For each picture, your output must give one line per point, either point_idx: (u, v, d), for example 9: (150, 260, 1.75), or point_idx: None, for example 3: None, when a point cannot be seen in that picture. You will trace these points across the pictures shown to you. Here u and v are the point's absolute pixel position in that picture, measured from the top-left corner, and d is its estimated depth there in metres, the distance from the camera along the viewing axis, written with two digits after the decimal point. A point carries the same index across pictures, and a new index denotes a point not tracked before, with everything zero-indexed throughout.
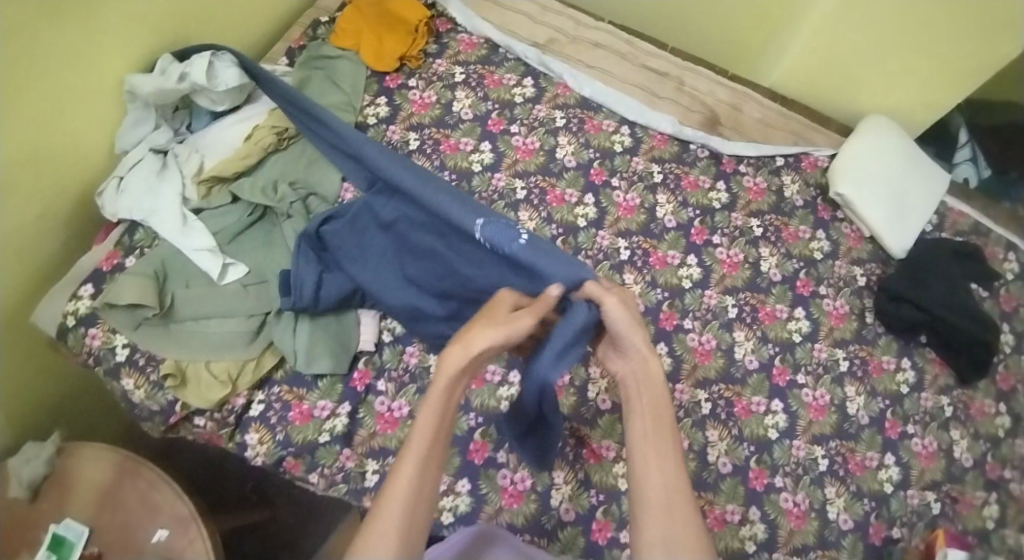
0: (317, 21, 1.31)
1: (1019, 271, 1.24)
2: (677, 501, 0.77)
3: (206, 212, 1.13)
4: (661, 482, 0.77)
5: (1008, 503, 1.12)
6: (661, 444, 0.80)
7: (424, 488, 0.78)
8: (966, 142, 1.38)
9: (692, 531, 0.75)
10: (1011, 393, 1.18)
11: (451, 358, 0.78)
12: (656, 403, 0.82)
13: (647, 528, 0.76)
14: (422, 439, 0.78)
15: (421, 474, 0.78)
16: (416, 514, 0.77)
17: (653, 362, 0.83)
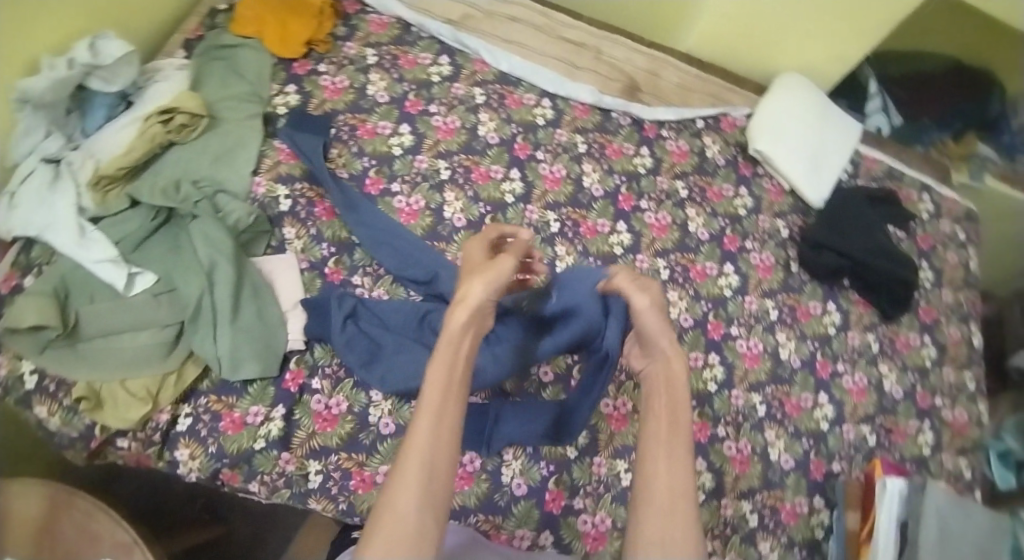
0: (215, 9, 1.24)
1: (933, 211, 1.35)
2: (678, 503, 0.82)
3: (105, 220, 1.03)
4: (668, 481, 0.83)
5: (941, 430, 1.19)
6: (672, 446, 0.86)
7: (439, 454, 0.78)
8: (877, 92, 1.46)
9: (689, 532, 0.81)
10: (935, 325, 1.26)
11: (458, 314, 0.85)
12: (671, 407, 0.90)
13: (647, 521, 0.82)
14: (434, 402, 0.80)
15: (437, 441, 0.79)
16: (431, 480, 0.77)
17: (678, 371, 0.92)
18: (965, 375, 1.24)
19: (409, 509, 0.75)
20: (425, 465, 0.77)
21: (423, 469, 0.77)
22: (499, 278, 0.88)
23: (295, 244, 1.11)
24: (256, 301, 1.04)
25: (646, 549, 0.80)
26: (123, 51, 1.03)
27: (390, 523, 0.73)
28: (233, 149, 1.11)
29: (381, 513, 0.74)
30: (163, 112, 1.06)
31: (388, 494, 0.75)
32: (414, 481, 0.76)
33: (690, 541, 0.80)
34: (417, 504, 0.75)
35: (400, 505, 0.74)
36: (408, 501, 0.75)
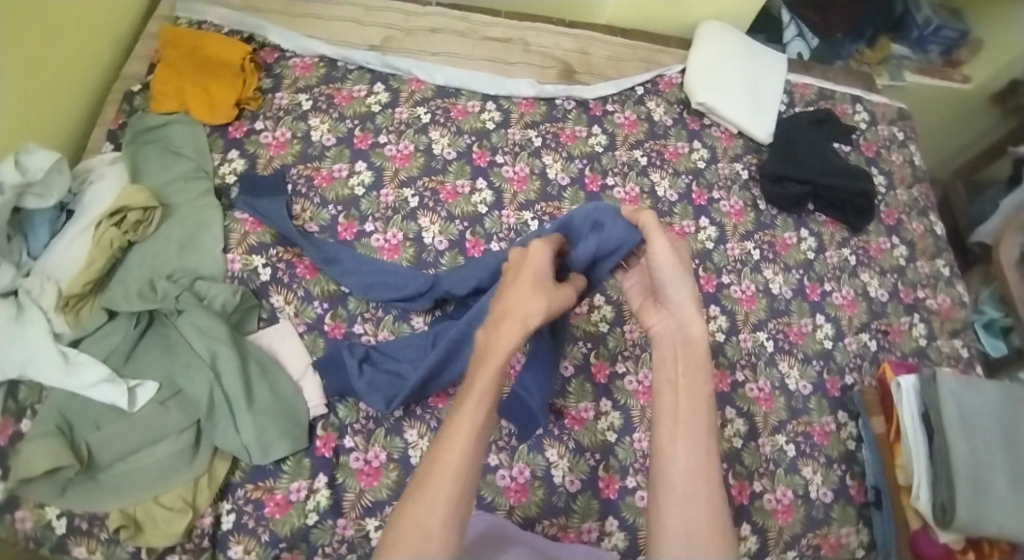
0: (130, 91, 1.19)
1: (869, 119, 1.45)
2: (700, 486, 0.74)
3: (85, 340, 0.99)
4: (684, 463, 0.76)
5: (931, 319, 1.29)
6: (683, 420, 0.78)
7: (476, 456, 0.72)
8: (790, 21, 1.59)
9: (719, 528, 0.72)
10: (900, 225, 1.36)
11: (506, 329, 0.77)
12: (688, 379, 0.81)
13: (664, 508, 0.74)
14: (473, 404, 0.74)
15: (473, 444, 0.72)
16: (466, 482, 0.71)
17: (698, 343, 0.83)
18: (937, 263, 1.35)
19: (438, 517, 0.69)
20: (456, 469, 0.71)
21: (456, 473, 0.71)
22: (561, 303, 0.82)
23: (287, 310, 1.07)
24: (265, 378, 1.00)
25: (668, 543, 0.72)
26: (52, 159, 0.96)
27: (417, 536, 0.68)
28: (196, 233, 1.07)
29: (402, 524, 0.69)
30: (114, 213, 1.02)
31: (411, 505, 0.70)
32: (443, 487, 0.70)
33: (716, 533, 0.72)
34: (446, 514, 0.69)
35: (429, 515, 0.68)
36: (436, 511, 0.69)
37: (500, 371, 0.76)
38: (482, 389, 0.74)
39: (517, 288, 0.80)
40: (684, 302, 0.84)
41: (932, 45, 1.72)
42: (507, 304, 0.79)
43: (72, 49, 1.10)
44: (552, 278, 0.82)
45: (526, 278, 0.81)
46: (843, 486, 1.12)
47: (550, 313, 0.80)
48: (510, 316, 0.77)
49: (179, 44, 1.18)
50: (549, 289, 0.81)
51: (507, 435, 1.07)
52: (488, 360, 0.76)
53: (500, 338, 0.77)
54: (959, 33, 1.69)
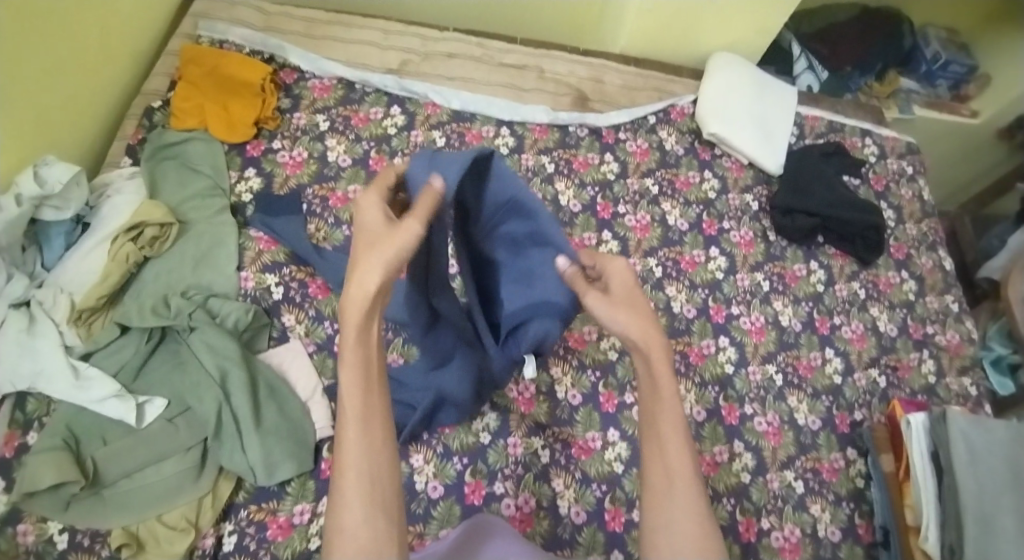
0: (151, 106, 1.19)
1: (878, 152, 1.46)
2: (682, 485, 0.77)
3: (97, 354, 0.98)
4: (665, 467, 0.78)
5: (940, 355, 1.29)
6: (663, 426, 0.80)
7: (375, 440, 0.72)
8: (800, 54, 1.60)
9: (700, 523, 0.75)
10: (908, 260, 1.37)
11: (348, 296, 0.73)
12: (652, 378, 0.81)
13: (651, 511, 0.77)
14: (356, 390, 0.73)
15: (366, 430, 0.72)
16: (377, 475, 0.71)
17: (652, 342, 0.80)
18: (946, 299, 1.35)
19: (365, 514, 0.69)
20: (360, 464, 0.70)
21: (365, 465, 0.71)
22: (403, 239, 0.74)
23: (299, 330, 1.07)
24: (275, 399, 1.00)
25: (653, 539, 0.76)
26: (69, 172, 0.97)
27: (344, 537, 0.68)
28: (212, 250, 1.07)
29: (333, 529, 0.69)
30: (131, 229, 1.02)
31: (335, 508, 0.69)
32: (352, 486, 0.69)
33: (700, 529, 0.75)
34: (366, 511, 0.69)
35: (349, 508, 0.69)
36: (355, 510, 0.69)
37: (364, 345, 0.74)
38: (353, 371, 0.73)
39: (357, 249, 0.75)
40: (632, 320, 0.81)
41: (940, 79, 1.74)
42: (349, 268, 0.75)
43: (95, 66, 1.12)
44: (386, 226, 0.77)
45: (361, 236, 0.76)
46: (851, 525, 1.11)
47: (393, 259, 0.74)
48: (351, 285, 0.73)
49: (201, 62, 1.19)
50: (383, 238, 0.75)
51: (513, 463, 1.06)
52: (346, 334, 0.73)
53: (345, 310, 0.73)
54: (969, 67, 1.72)
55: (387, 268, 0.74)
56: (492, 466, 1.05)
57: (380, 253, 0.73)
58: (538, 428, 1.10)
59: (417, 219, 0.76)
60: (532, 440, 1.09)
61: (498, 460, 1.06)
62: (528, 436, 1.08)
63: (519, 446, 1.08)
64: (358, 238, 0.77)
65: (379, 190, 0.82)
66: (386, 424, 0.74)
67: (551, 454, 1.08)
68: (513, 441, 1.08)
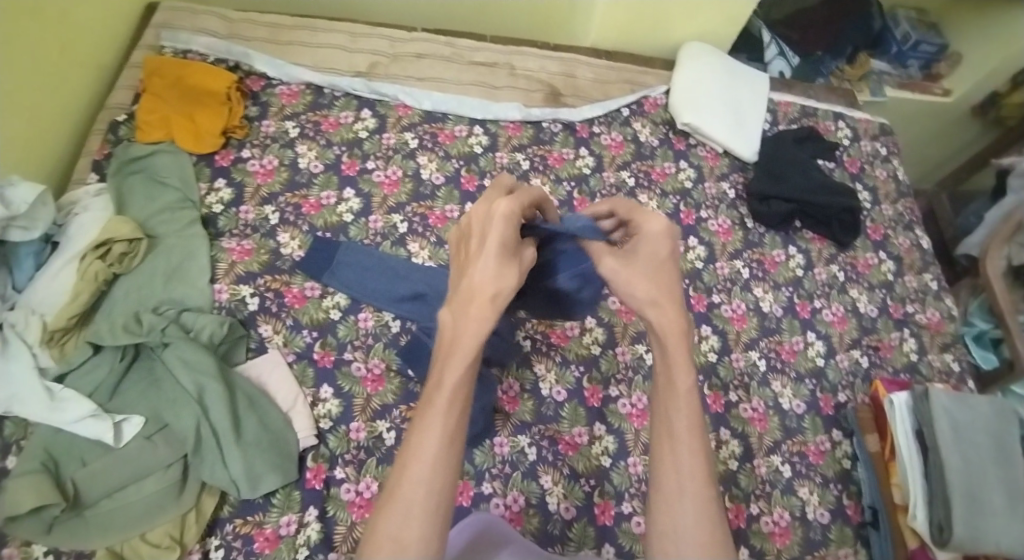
0: (115, 121, 1.17)
1: (852, 135, 1.47)
2: (699, 488, 0.72)
3: (71, 375, 0.97)
4: (673, 467, 0.74)
5: (921, 333, 1.29)
6: (674, 428, 0.76)
7: (454, 459, 0.66)
8: (771, 40, 1.60)
9: (710, 530, 0.70)
10: (886, 240, 1.37)
11: (476, 310, 0.70)
12: (666, 371, 0.79)
13: (658, 514, 0.72)
14: (449, 400, 0.67)
15: (448, 448, 0.66)
16: (443, 488, 0.65)
17: (673, 336, 0.79)
18: (925, 277, 1.36)
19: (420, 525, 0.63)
20: (432, 478, 0.64)
21: (431, 480, 0.64)
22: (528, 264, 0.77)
23: (276, 340, 1.06)
24: (254, 411, 0.99)
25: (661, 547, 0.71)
26: (34, 192, 0.95)
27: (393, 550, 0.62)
28: (183, 263, 1.06)
29: (383, 537, 0.62)
30: (99, 246, 1.01)
31: (388, 516, 0.63)
32: (418, 498, 0.64)
33: (711, 533, 0.70)
34: (422, 527, 0.63)
35: (406, 517, 0.63)
36: (413, 521, 0.63)
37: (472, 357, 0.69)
38: (452, 387, 0.67)
39: (480, 252, 0.73)
40: (650, 290, 0.80)
41: (911, 59, 1.74)
42: (474, 281, 0.71)
43: (57, 82, 1.10)
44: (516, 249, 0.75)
45: (494, 247, 0.72)
46: (840, 505, 1.12)
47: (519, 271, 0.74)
48: (486, 293, 0.70)
49: (165, 74, 1.17)
50: (514, 257, 0.73)
51: (500, 462, 1.06)
52: (456, 343, 0.69)
53: (468, 325, 0.69)
54: (939, 46, 1.71)
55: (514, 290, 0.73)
56: (479, 467, 1.05)
57: (506, 258, 0.72)
58: (524, 425, 1.09)
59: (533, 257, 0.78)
60: (518, 438, 1.08)
61: (485, 460, 1.06)
62: (514, 434, 1.08)
63: (505, 445, 1.07)
64: (480, 251, 0.73)
65: (500, 192, 0.81)
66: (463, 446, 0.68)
67: (538, 451, 1.08)
68: (499, 440, 1.07)
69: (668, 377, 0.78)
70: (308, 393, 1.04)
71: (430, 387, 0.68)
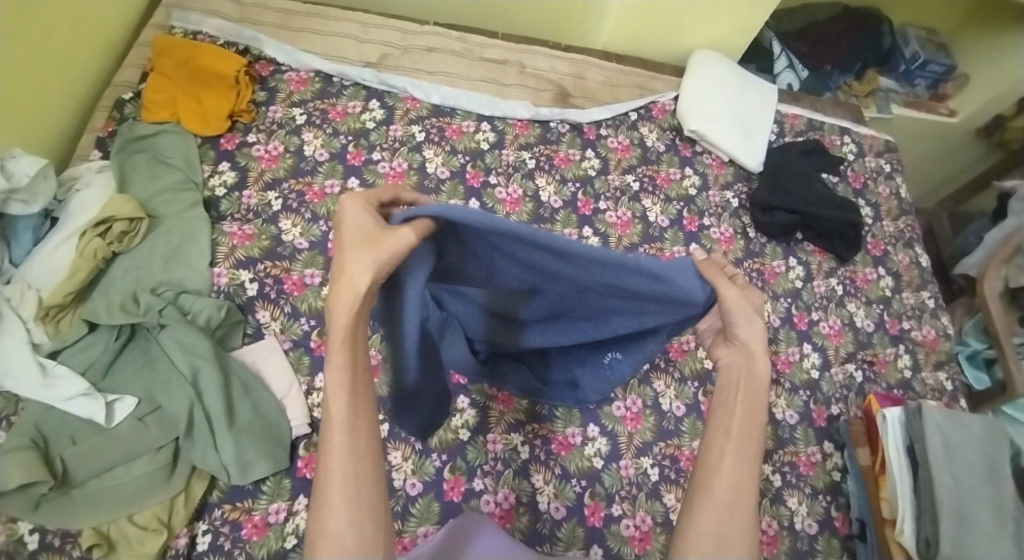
0: (122, 99, 1.16)
1: (856, 150, 1.48)
2: (740, 503, 0.73)
3: (63, 352, 0.96)
4: (729, 478, 0.74)
5: (916, 350, 1.30)
6: (738, 444, 0.76)
7: (362, 441, 0.70)
8: (781, 52, 1.61)
9: (750, 545, 0.72)
10: (885, 256, 1.38)
11: (336, 302, 0.67)
12: (749, 399, 0.77)
13: (703, 513, 0.74)
14: (340, 395, 0.70)
15: (354, 436, 0.70)
16: (358, 481, 0.69)
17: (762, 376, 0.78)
18: (922, 295, 1.36)
19: (347, 526, 0.67)
20: (344, 469, 0.69)
21: (345, 471, 0.69)
22: (400, 248, 0.67)
23: (273, 327, 1.06)
24: (248, 397, 0.98)
25: (698, 543, 0.72)
26: (37, 166, 0.94)
27: (327, 540, 0.67)
28: (183, 246, 1.06)
29: (316, 532, 0.68)
30: (99, 224, 1.00)
31: (319, 512, 0.68)
32: (334, 492, 0.68)
33: (745, 544, 0.72)
34: (349, 514, 0.68)
35: (333, 525, 0.67)
36: (337, 513, 0.67)
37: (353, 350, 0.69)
38: (340, 380, 0.69)
39: (343, 253, 0.67)
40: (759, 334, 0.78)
41: (919, 79, 1.76)
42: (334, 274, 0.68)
43: (62, 56, 1.08)
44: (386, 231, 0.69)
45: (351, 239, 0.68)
46: (828, 518, 1.12)
47: (387, 266, 0.67)
48: (338, 289, 0.67)
49: (174, 54, 1.17)
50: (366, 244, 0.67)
51: (493, 459, 1.06)
52: (334, 346, 0.68)
53: (335, 316, 0.67)
54: (947, 67, 1.73)
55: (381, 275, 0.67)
56: (471, 463, 1.05)
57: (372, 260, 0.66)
58: (518, 424, 1.09)
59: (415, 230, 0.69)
60: (512, 436, 1.08)
61: (478, 456, 1.06)
62: (508, 432, 1.08)
63: (498, 442, 1.07)
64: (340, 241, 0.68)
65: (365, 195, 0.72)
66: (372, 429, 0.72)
67: (531, 450, 1.08)
68: (492, 437, 1.07)
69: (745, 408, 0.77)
70: (303, 382, 1.04)
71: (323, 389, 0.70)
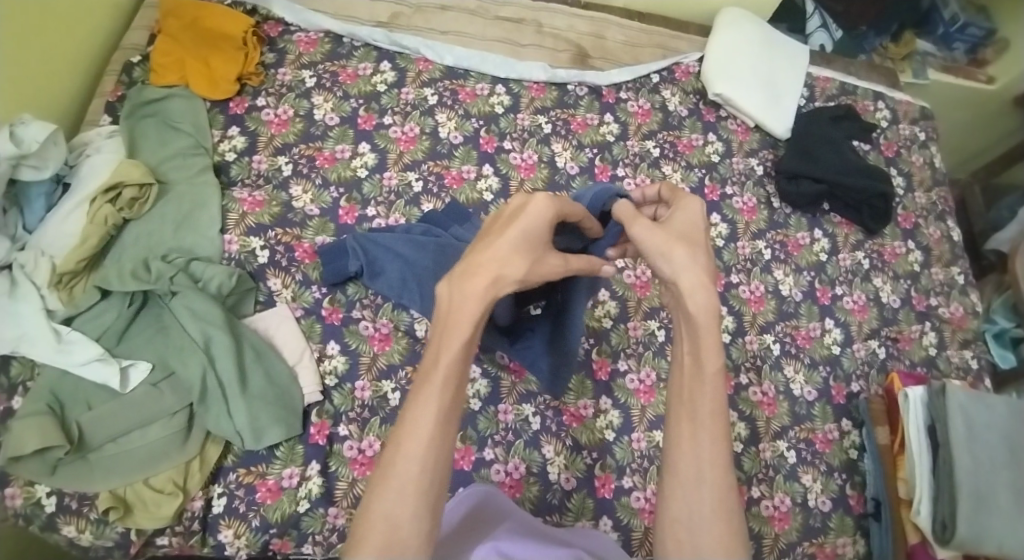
0: (130, 62, 1.15)
1: (890, 117, 1.41)
2: (715, 472, 0.68)
3: (77, 319, 0.96)
4: (693, 448, 0.69)
5: (943, 327, 1.26)
6: (695, 411, 0.70)
7: (449, 435, 0.65)
8: (814, 12, 1.56)
9: (725, 522, 0.67)
10: (916, 229, 1.33)
11: (476, 291, 0.67)
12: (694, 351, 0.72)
13: (671, 496, 0.68)
14: (445, 385, 0.66)
15: (444, 432, 0.65)
16: (435, 482, 0.64)
17: (706, 324, 0.71)
18: (952, 270, 1.31)
19: (418, 522, 0.62)
20: (427, 455, 0.63)
21: (425, 458, 0.63)
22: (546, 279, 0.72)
23: (285, 294, 1.05)
24: (260, 363, 0.98)
25: (674, 530, 0.67)
26: (46, 131, 0.93)
27: (387, 526, 0.62)
28: (194, 211, 1.05)
29: (375, 516, 0.62)
30: (109, 190, 0.99)
31: (380, 492, 0.63)
32: (411, 476, 0.63)
33: (722, 519, 0.67)
34: (417, 503, 0.62)
35: (401, 515, 0.62)
36: (407, 499, 0.62)
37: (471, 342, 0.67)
38: (450, 369, 0.66)
39: (501, 247, 0.69)
40: (690, 266, 0.72)
41: (957, 42, 1.66)
42: (482, 259, 0.69)
43: (70, 17, 1.07)
44: (541, 243, 0.72)
45: (513, 235, 0.70)
46: (843, 495, 1.10)
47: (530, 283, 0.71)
48: (484, 279, 0.67)
49: (180, 15, 1.14)
50: (525, 250, 0.70)
51: (504, 429, 1.05)
52: (452, 333, 0.67)
53: (465, 303, 0.67)
54: (986, 30, 1.63)
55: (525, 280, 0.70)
56: (482, 433, 1.04)
57: (526, 264, 0.69)
58: (530, 395, 1.08)
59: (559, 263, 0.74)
60: (523, 407, 1.07)
61: (489, 426, 1.05)
62: (519, 402, 1.07)
63: (509, 412, 1.07)
64: (499, 240, 0.69)
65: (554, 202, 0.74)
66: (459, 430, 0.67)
67: (542, 421, 1.07)
68: (503, 408, 1.07)
69: (693, 361, 0.72)
70: (316, 349, 1.03)
71: (425, 372, 0.66)
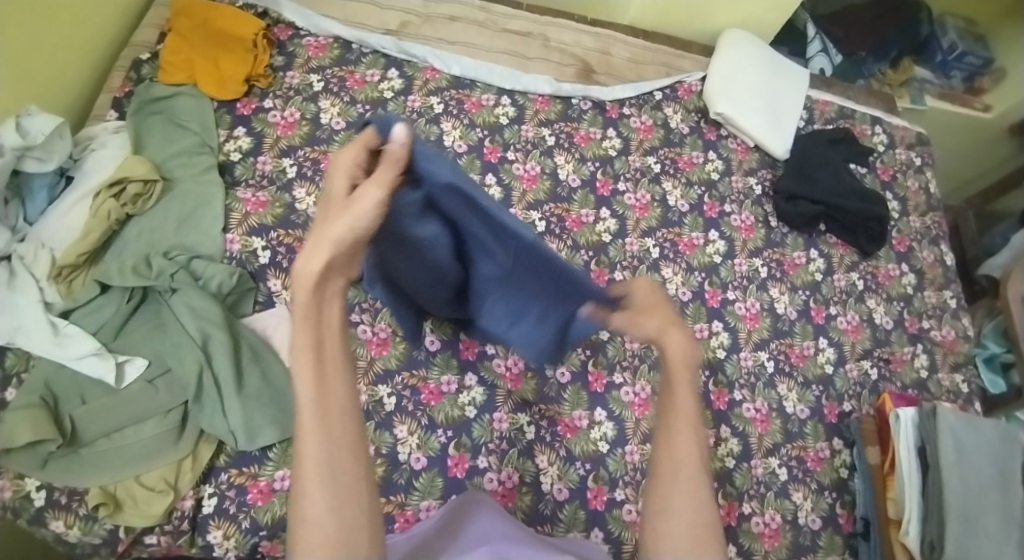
0: (139, 59, 1.15)
1: (887, 142, 1.43)
2: (690, 476, 0.77)
3: (75, 312, 0.96)
4: (671, 454, 0.78)
5: (934, 350, 1.27)
6: (675, 424, 0.79)
7: (333, 421, 0.68)
8: (815, 35, 1.57)
9: (701, 521, 0.75)
10: (910, 252, 1.35)
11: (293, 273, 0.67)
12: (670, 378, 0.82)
13: (654, 497, 0.77)
14: (311, 376, 0.68)
15: (326, 422, 0.68)
16: (332, 471, 0.67)
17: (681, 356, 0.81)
18: (945, 295, 1.33)
19: (332, 515, 0.66)
20: (318, 451, 0.67)
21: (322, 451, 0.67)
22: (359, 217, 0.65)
23: (284, 296, 1.05)
24: (257, 364, 0.98)
25: (654, 528, 0.75)
26: (53, 124, 0.94)
27: (305, 527, 0.65)
28: (196, 209, 1.05)
29: (297, 522, 0.66)
30: (113, 185, 1.00)
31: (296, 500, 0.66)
32: (310, 475, 0.66)
33: (699, 519, 0.75)
34: (326, 498, 0.66)
35: (313, 514, 0.65)
36: (314, 498, 0.66)
37: (315, 327, 0.69)
38: (306, 360, 0.68)
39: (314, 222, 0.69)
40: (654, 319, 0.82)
41: (954, 70, 1.71)
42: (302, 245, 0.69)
43: (81, 13, 1.07)
44: (345, 193, 0.67)
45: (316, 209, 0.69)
46: (833, 514, 1.11)
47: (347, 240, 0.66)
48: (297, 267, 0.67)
49: (192, 14, 1.15)
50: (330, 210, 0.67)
51: (498, 438, 1.05)
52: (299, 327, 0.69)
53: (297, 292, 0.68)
54: (984, 59, 1.68)
55: (332, 242, 0.66)
56: (477, 440, 1.04)
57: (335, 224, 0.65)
58: (525, 404, 1.08)
59: (377, 201, 0.65)
60: (518, 416, 1.07)
61: (483, 435, 1.05)
62: (514, 411, 1.07)
63: (504, 421, 1.07)
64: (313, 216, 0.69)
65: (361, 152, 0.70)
66: (348, 413, 0.70)
67: (536, 430, 1.07)
68: (498, 416, 1.07)
69: (671, 385, 0.81)
70: None
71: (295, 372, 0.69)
